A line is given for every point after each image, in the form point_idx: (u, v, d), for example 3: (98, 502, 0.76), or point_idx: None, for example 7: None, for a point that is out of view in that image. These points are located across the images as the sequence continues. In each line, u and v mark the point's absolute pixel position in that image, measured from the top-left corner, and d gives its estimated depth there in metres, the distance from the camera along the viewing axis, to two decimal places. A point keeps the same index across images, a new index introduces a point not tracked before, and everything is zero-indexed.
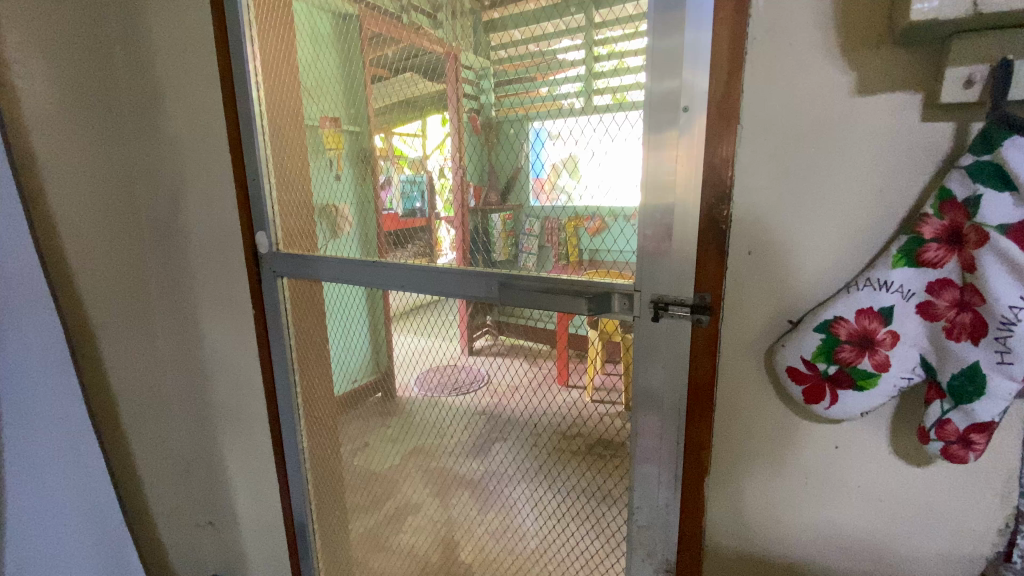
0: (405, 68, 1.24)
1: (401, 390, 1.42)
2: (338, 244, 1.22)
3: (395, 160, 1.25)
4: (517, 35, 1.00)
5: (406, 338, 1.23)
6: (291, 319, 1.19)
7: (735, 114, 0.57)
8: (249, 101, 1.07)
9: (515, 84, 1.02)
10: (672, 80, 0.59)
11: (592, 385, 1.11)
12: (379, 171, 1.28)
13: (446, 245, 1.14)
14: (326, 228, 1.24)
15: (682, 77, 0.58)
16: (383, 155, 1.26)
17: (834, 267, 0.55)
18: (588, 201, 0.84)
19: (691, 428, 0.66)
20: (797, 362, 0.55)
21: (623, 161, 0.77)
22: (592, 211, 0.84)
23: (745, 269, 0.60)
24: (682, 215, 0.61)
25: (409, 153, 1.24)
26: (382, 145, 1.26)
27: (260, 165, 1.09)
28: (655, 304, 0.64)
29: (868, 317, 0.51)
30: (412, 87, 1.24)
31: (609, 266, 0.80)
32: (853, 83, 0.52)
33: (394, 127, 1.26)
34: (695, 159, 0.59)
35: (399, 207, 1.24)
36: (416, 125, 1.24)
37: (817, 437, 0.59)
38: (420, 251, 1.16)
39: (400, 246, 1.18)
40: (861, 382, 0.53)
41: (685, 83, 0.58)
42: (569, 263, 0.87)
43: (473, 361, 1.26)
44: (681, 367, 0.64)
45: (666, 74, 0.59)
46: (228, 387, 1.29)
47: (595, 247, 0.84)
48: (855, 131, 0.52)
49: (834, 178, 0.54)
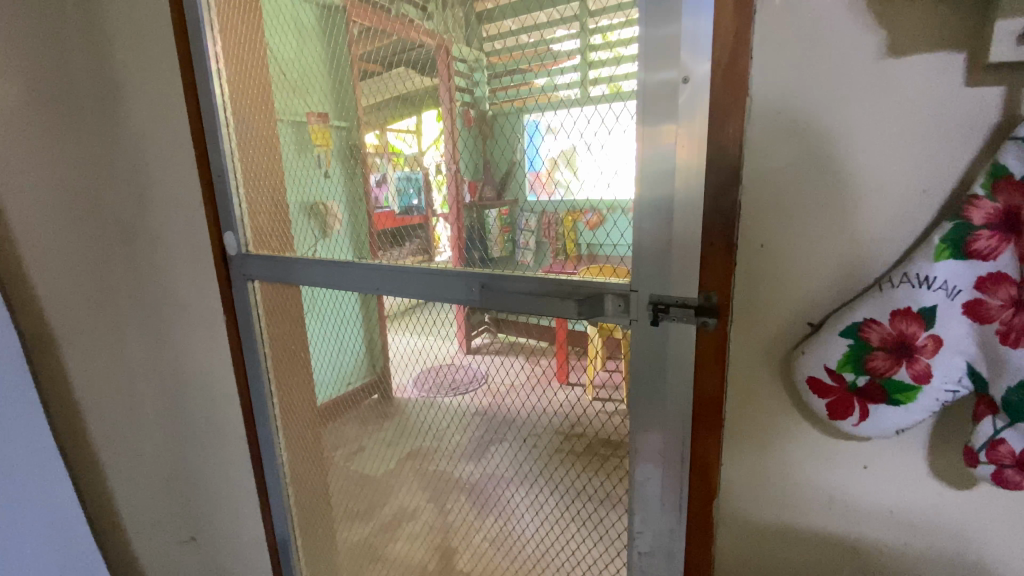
0: (396, 61, 1.17)
1: (397, 390, 1.41)
2: (328, 246, 1.20)
3: (390, 156, 1.20)
4: (511, 27, 0.95)
5: (402, 338, 1.20)
6: (266, 326, 1.11)
7: (742, 83, 0.49)
8: (210, 92, 0.98)
9: (511, 76, 0.97)
10: (669, 68, 0.51)
11: (592, 383, 1.04)
12: (374, 168, 1.24)
13: (443, 242, 1.08)
14: (315, 227, 1.23)
15: (680, 64, 0.50)
16: (378, 152, 1.22)
17: (860, 261, 0.47)
18: (586, 195, 0.76)
19: (697, 446, 0.58)
20: (819, 371, 0.48)
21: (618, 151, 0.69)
22: (591, 205, 0.76)
23: (756, 265, 0.52)
24: (683, 205, 0.53)
25: (405, 150, 1.18)
26: (377, 142, 1.22)
27: (225, 161, 1.00)
28: (654, 305, 0.57)
29: (906, 319, 0.43)
30: (408, 83, 1.19)
31: (603, 261, 0.72)
32: (883, 43, 0.44)
33: (389, 124, 1.22)
34: (697, 141, 0.51)
35: (395, 204, 1.21)
36: (411, 121, 1.19)
37: (843, 456, 0.52)
38: (418, 249, 1.11)
39: (396, 245, 1.16)
40: (896, 396, 0.45)
41: (685, 71, 0.50)
42: (568, 259, 0.80)
43: (469, 360, 1.22)
44: (685, 375, 0.57)
45: (663, 62, 0.51)
46: (203, 399, 1.21)
47: (593, 241, 0.75)
48: (886, 101, 0.44)
49: (860, 159, 0.46)
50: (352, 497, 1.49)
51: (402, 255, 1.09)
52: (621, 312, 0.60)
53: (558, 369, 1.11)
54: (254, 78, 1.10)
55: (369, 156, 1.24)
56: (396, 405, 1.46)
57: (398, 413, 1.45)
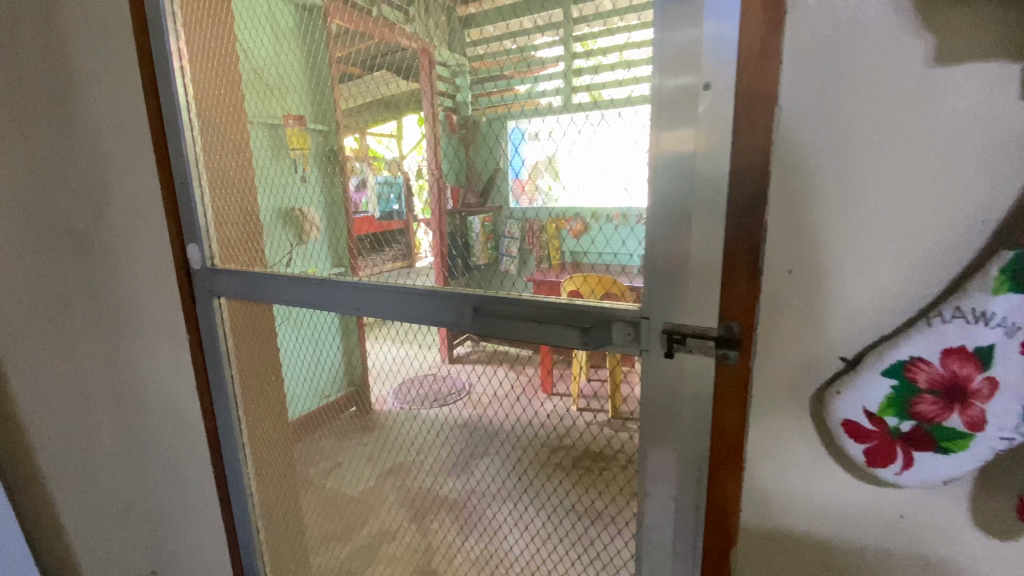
0: (377, 66, 1.17)
1: (378, 403, 1.37)
2: (308, 252, 1.25)
3: (370, 161, 1.05)
4: (494, 32, 0.90)
5: (382, 349, 1.12)
6: (233, 345, 1.01)
7: (770, 91, 0.44)
8: (173, 91, 0.89)
9: (491, 83, 0.93)
10: (687, 74, 0.46)
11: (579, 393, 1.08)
12: (352, 173, 1.10)
13: (424, 247, 1.01)
14: (291, 235, 1.25)
15: (701, 69, 0.45)
16: (357, 156, 1.06)
17: (902, 290, 0.42)
18: (568, 200, 0.70)
19: (714, 490, 0.53)
20: (857, 414, 0.43)
21: (599, 159, 0.63)
22: (573, 212, 0.71)
23: (785, 293, 0.46)
24: (703, 223, 0.48)
25: (386, 155, 1.06)
26: (356, 146, 1.06)
27: (190, 166, 0.91)
28: (668, 335, 0.51)
29: (959, 359, 0.39)
30: (388, 85, 1.19)
31: (599, 270, 0.69)
32: (930, 49, 0.39)
33: (370, 128, 1.08)
34: (720, 152, 0.46)
35: (374, 210, 1.08)
36: (392, 125, 1.10)
37: (878, 504, 0.47)
38: (397, 256, 1.02)
39: (377, 251, 1.05)
40: (946, 444, 0.40)
41: (706, 82, 0.45)
42: (552, 266, 0.80)
43: (452, 371, 1.19)
44: (703, 411, 0.51)
45: (681, 68, 0.46)
46: (166, 423, 1.11)
47: (579, 249, 0.73)
48: (934, 114, 0.40)
49: (901, 178, 0.41)
50: (328, 518, 1.38)
51: (382, 264, 0.99)
52: (630, 341, 0.55)
53: (544, 380, 1.07)
54: (222, 78, 1.02)
55: (348, 160, 1.10)
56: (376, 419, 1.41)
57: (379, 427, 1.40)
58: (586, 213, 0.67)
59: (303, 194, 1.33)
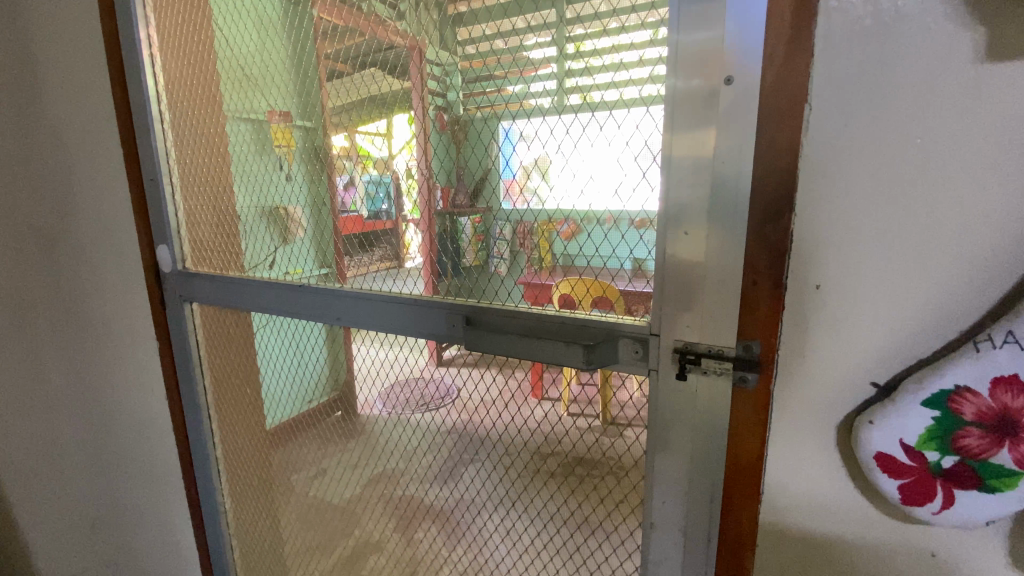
0: (370, 63, 1.07)
1: (364, 407, 1.25)
2: (289, 253, 1.18)
3: (359, 159, 1.00)
4: (488, 31, 0.84)
5: (366, 349, 1.03)
6: (206, 354, 0.95)
7: (797, 85, 0.39)
8: (140, 80, 0.82)
9: (483, 84, 0.87)
10: (705, 72, 0.42)
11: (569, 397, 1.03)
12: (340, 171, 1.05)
13: (413, 249, 0.92)
14: (274, 234, 1.19)
15: (721, 66, 0.41)
16: (346, 154, 1.02)
17: (942, 310, 0.38)
18: (562, 202, 0.66)
19: (728, 522, 0.48)
20: (893, 447, 0.39)
21: (597, 164, 0.58)
22: (563, 214, 0.67)
23: (811, 310, 0.42)
24: (722, 232, 0.43)
25: (373, 152, 0.98)
26: (345, 144, 1.02)
27: (159, 162, 0.85)
28: (680, 354, 0.47)
29: (1011, 391, 0.35)
30: (375, 85, 1.05)
31: (588, 275, 0.63)
32: (979, 42, 0.35)
33: (359, 126, 1.02)
34: (742, 154, 0.41)
35: (362, 208, 1.03)
36: (381, 123, 1.00)
37: (908, 541, 0.42)
38: (385, 257, 0.93)
39: (365, 251, 0.99)
40: (991, 482, 0.37)
41: (727, 78, 0.41)
42: (542, 270, 0.73)
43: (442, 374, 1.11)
44: (716, 438, 0.47)
45: (697, 65, 0.42)
46: (132, 436, 1.03)
47: (569, 254, 0.68)
48: (985, 117, 0.35)
49: (943, 186, 0.37)
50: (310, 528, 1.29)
51: (368, 264, 0.92)
52: (638, 361, 0.51)
53: (535, 383, 0.96)
54: (196, 71, 0.96)
55: (336, 158, 1.06)
56: (361, 423, 1.29)
57: (364, 432, 1.29)
58: (578, 215, 0.63)
59: (287, 192, 1.23)
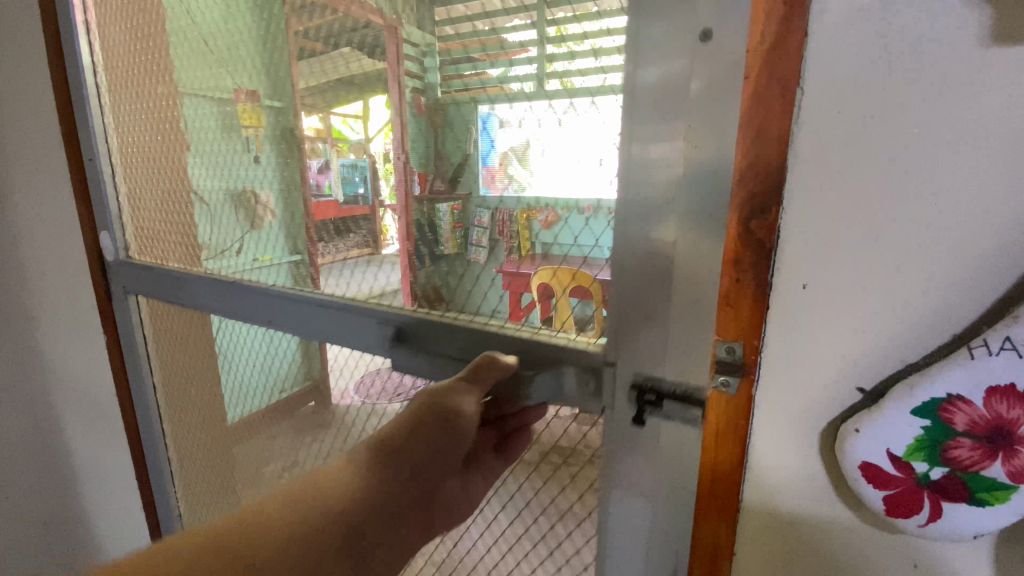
0: (343, 43, 0.89)
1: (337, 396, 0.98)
2: (258, 240, 1.09)
3: (334, 142, 0.92)
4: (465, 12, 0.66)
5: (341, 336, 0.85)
6: (155, 344, 0.95)
7: (790, 65, 0.36)
8: (76, 55, 0.80)
9: (456, 66, 0.68)
10: (681, 27, 0.39)
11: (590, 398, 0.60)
12: (315, 154, 0.96)
13: (391, 235, 0.83)
14: (242, 220, 1.11)
15: (696, 18, 0.38)
16: (321, 136, 0.94)
17: (934, 313, 0.36)
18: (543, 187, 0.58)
19: (703, 528, 0.47)
20: (880, 457, 0.37)
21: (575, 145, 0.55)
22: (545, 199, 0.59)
23: (796, 312, 0.39)
24: (698, 210, 0.41)
25: (351, 136, 0.89)
26: (320, 126, 0.95)
27: (97, 141, 0.83)
28: (639, 390, 0.47)
29: (1007, 401, 0.33)
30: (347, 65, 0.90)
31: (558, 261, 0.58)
32: (984, 22, 0.32)
33: (337, 106, 0.93)
34: (720, 119, 0.38)
35: (339, 192, 0.93)
36: (360, 104, 0.88)
37: (890, 550, 0.41)
38: (362, 243, 0.87)
39: (340, 237, 0.92)
40: (981, 494, 0.35)
41: (703, 31, 0.38)
42: (522, 259, 0.62)
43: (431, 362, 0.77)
44: (693, 442, 0.45)
45: (671, 21, 0.39)
46: (106, 417, 1.06)
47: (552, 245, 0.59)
48: (986, 104, 0.33)
49: (938, 181, 0.34)
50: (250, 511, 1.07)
51: (344, 252, 0.89)
52: (592, 394, 0.52)
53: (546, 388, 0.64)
54: (138, 47, 0.89)
55: (309, 141, 0.96)
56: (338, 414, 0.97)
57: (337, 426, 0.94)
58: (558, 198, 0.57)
59: (256, 175, 1.08)
